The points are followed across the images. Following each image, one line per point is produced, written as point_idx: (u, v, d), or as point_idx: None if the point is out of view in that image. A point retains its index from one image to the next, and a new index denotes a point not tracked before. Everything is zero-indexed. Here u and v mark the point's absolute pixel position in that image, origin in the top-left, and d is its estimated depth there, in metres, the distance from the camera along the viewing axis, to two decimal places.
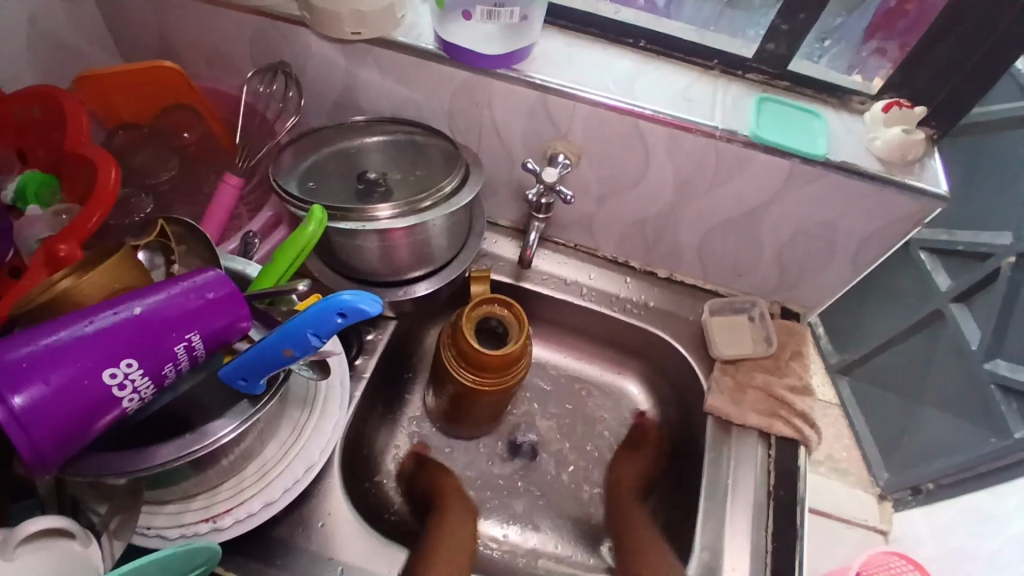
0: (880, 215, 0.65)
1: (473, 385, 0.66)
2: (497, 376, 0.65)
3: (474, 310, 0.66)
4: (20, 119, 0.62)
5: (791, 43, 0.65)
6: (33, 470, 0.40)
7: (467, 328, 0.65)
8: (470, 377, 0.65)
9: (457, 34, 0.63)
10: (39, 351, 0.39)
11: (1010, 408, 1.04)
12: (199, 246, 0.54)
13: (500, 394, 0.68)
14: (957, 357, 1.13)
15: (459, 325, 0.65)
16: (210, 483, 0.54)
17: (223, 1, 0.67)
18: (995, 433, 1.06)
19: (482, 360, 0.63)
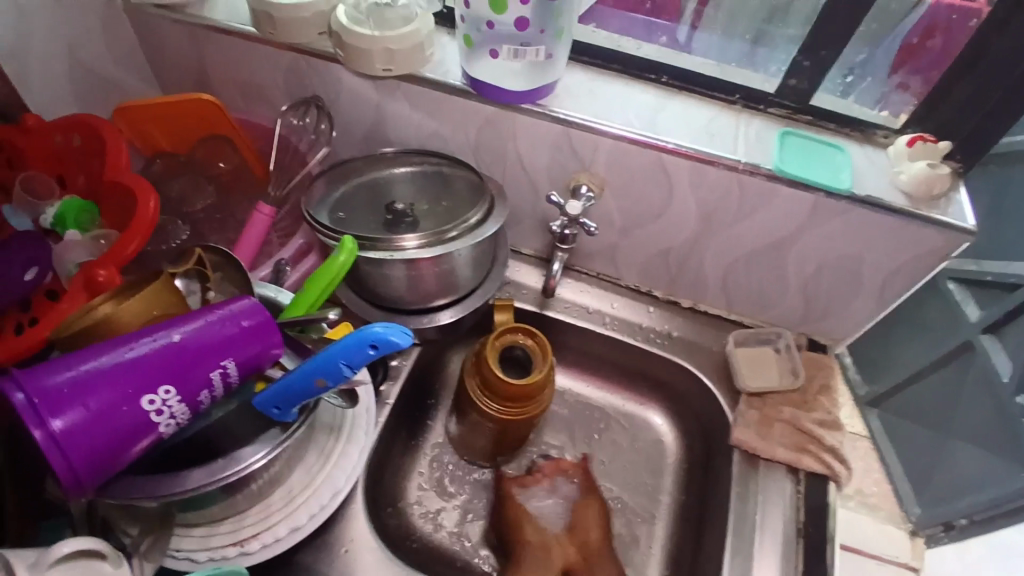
0: (906, 249, 0.65)
1: (495, 414, 0.66)
2: (519, 405, 0.66)
3: (497, 340, 0.67)
4: (60, 146, 0.65)
5: (813, 78, 0.66)
6: (71, 493, 0.41)
7: (489, 357, 0.65)
8: (494, 406, 0.66)
9: (484, 70, 0.65)
10: (82, 377, 0.40)
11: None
12: (234, 272, 0.55)
13: (524, 424, 0.68)
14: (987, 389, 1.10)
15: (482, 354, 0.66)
16: (238, 507, 0.55)
17: (259, 38, 0.70)
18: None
19: (503, 388, 0.64)
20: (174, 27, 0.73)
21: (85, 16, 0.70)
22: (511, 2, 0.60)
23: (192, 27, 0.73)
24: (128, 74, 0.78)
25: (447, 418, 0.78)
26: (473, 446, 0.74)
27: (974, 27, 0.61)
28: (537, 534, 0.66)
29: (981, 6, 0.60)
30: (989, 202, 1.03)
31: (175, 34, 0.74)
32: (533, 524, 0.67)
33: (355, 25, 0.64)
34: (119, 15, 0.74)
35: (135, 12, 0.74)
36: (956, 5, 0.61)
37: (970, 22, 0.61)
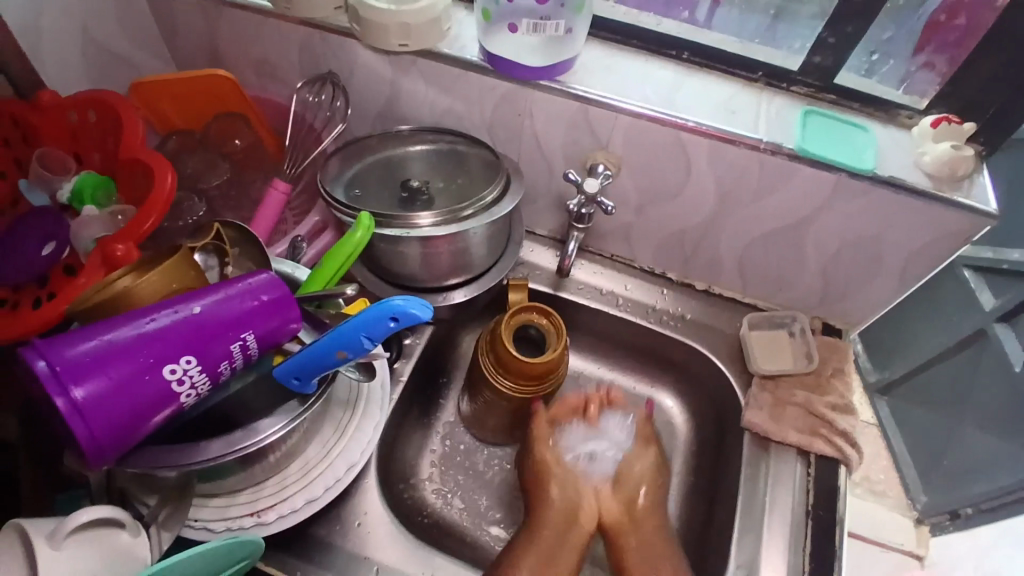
0: (927, 231, 0.64)
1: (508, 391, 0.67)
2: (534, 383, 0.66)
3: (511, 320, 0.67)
4: (75, 122, 0.65)
5: (838, 54, 0.65)
6: (92, 462, 0.41)
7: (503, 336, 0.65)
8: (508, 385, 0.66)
9: (501, 46, 0.64)
10: (104, 345, 0.41)
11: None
12: (252, 249, 0.55)
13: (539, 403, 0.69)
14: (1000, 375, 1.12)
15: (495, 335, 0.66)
16: (255, 478, 0.55)
17: (274, 13, 0.70)
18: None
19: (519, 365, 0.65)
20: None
21: None
22: None
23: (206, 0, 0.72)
24: (142, 49, 0.78)
25: (460, 398, 0.78)
26: (485, 425, 0.74)
27: (999, 6, 0.59)
28: (565, 495, 0.67)
29: None
30: (1011, 188, 1.02)
31: (187, 7, 0.74)
32: (558, 482, 0.68)
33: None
34: None
35: None
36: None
37: (996, 3, 0.59)
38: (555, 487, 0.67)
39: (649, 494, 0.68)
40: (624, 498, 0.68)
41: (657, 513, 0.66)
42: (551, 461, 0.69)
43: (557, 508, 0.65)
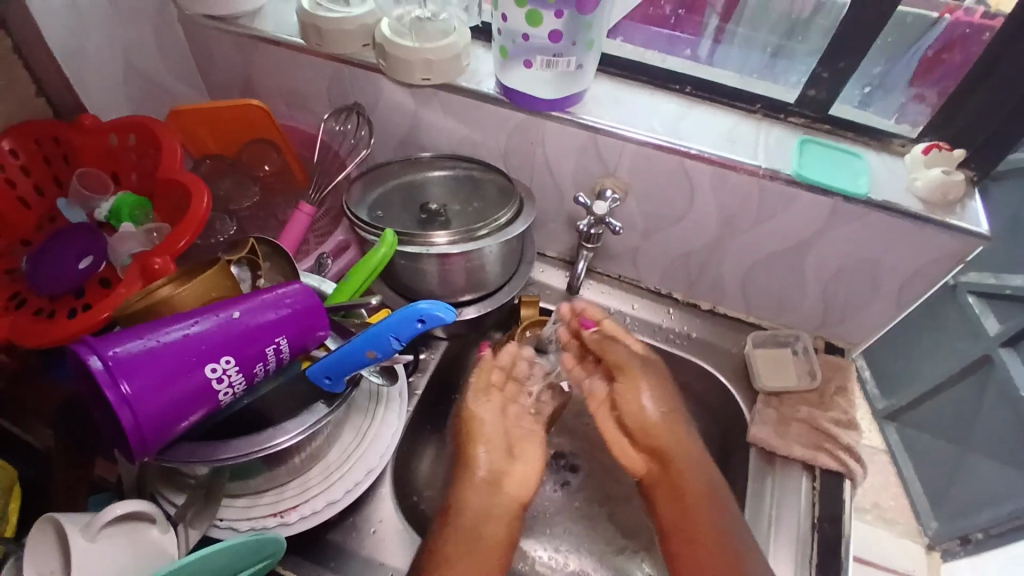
0: (922, 252, 0.67)
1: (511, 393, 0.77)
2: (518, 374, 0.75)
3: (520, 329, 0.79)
4: (114, 145, 0.69)
5: (831, 88, 0.69)
6: (136, 453, 0.44)
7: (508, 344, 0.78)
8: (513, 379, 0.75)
9: (517, 79, 0.69)
10: (152, 344, 0.44)
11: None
12: (283, 263, 0.60)
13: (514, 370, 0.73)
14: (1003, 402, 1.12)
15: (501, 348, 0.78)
16: (279, 480, 0.58)
17: (306, 49, 0.75)
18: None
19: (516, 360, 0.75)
20: (224, 37, 0.79)
21: (141, 24, 0.75)
22: (546, 15, 0.64)
23: (241, 37, 0.78)
24: (178, 80, 0.84)
25: None
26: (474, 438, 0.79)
27: (986, 40, 0.64)
28: (493, 457, 0.65)
29: (994, 19, 0.63)
30: (1009, 216, 1.05)
31: (223, 43, 0.79)
32: (485, 444, 0.65)
33: (397, 38, 0.69)
34: (172, 25, 0.80)
35: (188, 23, 0.80)
36: (973, 20, 0.64)
37: (984, 36, 0.64)
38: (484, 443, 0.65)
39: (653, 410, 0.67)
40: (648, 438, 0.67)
41: (675, 445, 0.66)
42: (481, 416, 0.67)
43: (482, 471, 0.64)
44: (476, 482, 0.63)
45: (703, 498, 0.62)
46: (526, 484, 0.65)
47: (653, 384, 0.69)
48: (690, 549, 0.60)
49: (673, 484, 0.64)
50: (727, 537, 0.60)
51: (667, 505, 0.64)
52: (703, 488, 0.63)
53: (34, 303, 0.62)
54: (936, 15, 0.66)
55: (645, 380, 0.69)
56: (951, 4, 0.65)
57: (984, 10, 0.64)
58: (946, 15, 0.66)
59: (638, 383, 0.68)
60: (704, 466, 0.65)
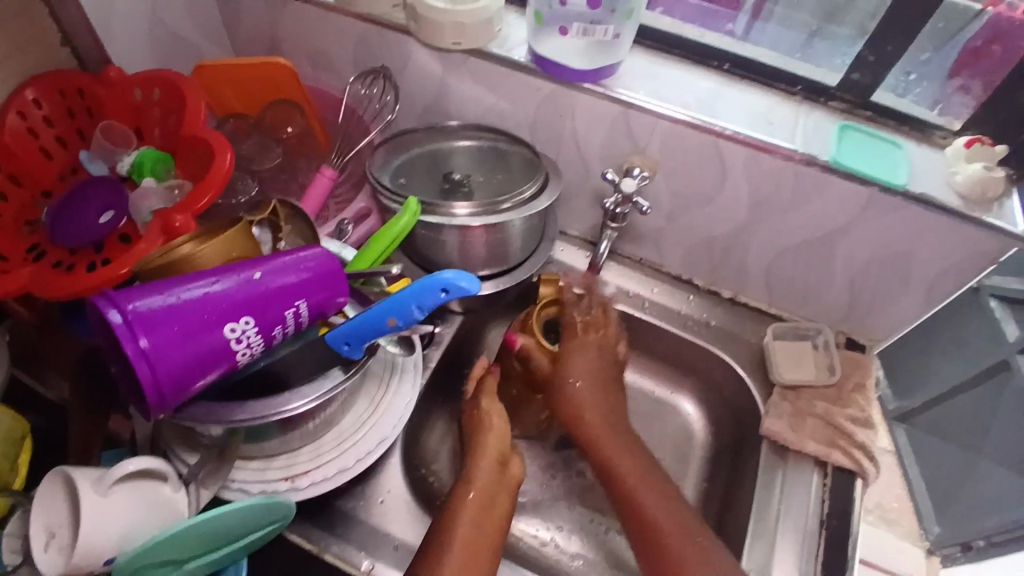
0: (955, 250, 0.65)
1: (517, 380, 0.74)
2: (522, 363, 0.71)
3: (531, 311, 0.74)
4: (139, 100, 0.69)
5: (877, 73, 0.66)
6: (152, 408, 0.44)
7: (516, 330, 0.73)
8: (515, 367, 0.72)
9: (549, 48, 0.67)
10: (172, 301, 0.44)
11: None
12: (303, 226, 0.58)
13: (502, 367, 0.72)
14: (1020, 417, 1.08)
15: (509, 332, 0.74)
16: (292, 445, 0.58)
17: (334, 8, 0.73)
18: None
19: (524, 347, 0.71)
20: None
21: None
22: None
23: None
24: (204, 36, 0.82)
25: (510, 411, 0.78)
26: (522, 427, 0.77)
27: None
28: (499, 444, 0.65)
29: None
30: None
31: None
32: (492, 433, 0.65)
33: None
34: None
35: None
36: (1016, 15, 0.62)
37: None
38: (494, 418, 0.67)
39: (592, 421, 0.67)
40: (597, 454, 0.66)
41: (624, 461, 0.64)
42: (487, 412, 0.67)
43: (492, 448, 0.64)
44: (485, 454, 0.63)
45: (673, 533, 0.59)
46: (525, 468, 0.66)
47: (595, 394, 0.69)
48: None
49: (634, 512, 0.61)
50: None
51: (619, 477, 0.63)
52: (674, 521, 0.59)
53: (52, 255, 0.61)
54: (979, 7, 0.63)
55: (590, 394, 0.68)
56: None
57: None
58: (989, 8, 0.63)
59: (585, 392, 0.68)
60: (671, 501, 0.61)
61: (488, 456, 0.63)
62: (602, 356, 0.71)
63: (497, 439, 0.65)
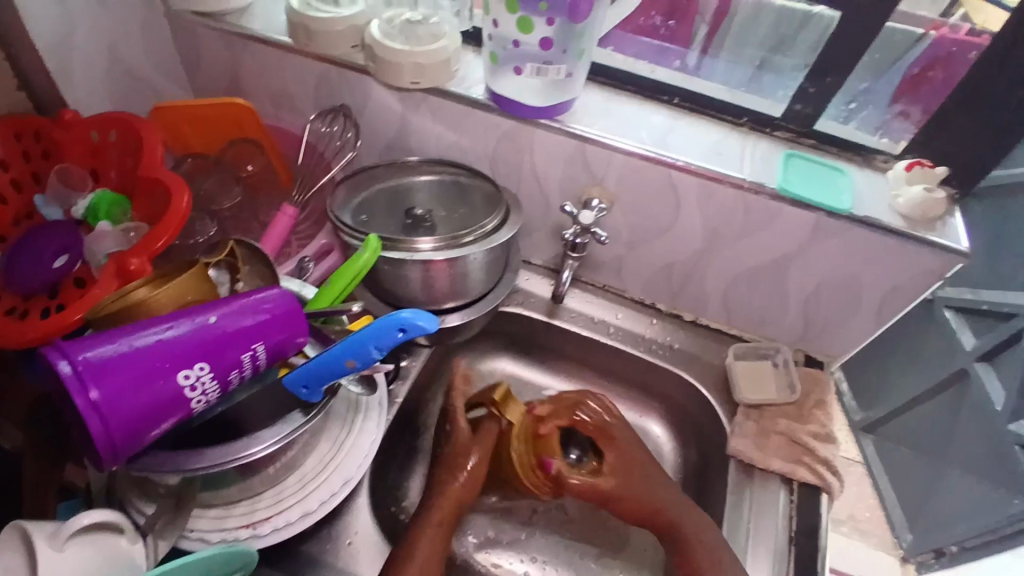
0: (900, 269, 0.68)
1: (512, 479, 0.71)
2: (538, 476, 0.69)
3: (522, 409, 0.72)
4: (96, 142, 0.68)
5: (818, 104, 0.70)
6: (104, 461, 0.43)
7: (518, 446, 0.70)
8: (544, 489, 0.69)
9: (507, 86, 0.68)
10: (124, 349, 0.43)
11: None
12: (262, 268, 0.58)
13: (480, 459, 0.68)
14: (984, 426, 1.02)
15: (488, 434, 0.70)
16: (253, 490, 0.57)
17: (295, 49, 0.74)
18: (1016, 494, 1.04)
19: (535, 459, 0.69)
20: (212, 33, 0.77)
21: (126, 15, 0.73)
22: (537, 22, 0.63)
23: (229, 34, 0.76)
24: (163, 77, 0.82)
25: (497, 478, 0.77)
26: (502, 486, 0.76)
27: (973, 58, 0.64)
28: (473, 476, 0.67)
29: (982, 40, 0.63)
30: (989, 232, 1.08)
31: (212, 40, 0.78)
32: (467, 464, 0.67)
33: (387, 40, 0.68)
34: (159, 18, 0.78)
35: (175, 15, 0.77)
36: (959, 38, 0.65)
37: (970, 54, 0.64)
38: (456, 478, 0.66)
39: (663, 505, 0.66)
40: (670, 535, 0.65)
41: (703, 541, 0.63)
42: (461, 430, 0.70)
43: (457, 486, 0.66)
44: (448, 498, 0.65)
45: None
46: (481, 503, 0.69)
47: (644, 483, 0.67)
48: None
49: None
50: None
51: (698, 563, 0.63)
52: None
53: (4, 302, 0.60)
54: (922, 31, 0.66)
55: (644, 494, 0.67)
56: (937, 21, 0.66)
57: (969, 27, 0.64)
58: (932, 32, 0.66)
59: (645, 498, 0.67)
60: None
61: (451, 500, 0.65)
62: (634, 451, 0.70)
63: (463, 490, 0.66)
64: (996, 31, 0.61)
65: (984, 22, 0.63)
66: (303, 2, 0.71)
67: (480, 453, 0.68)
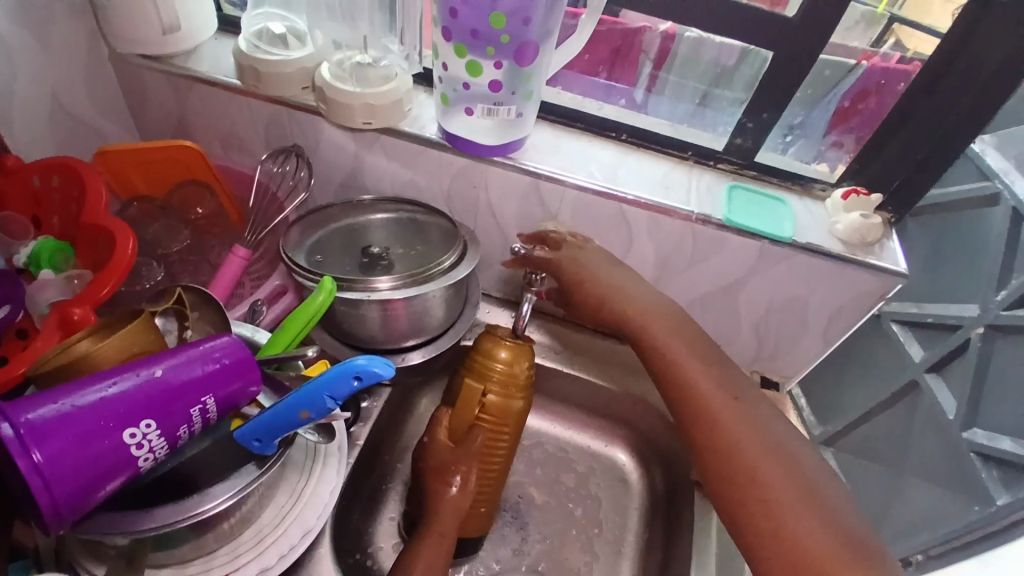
0: (845, 291, 0.71)
1: (507, 450, 0.67)
2: (505, 395, 0.65)
3: (465, 368, 0.68)
4: (39, 188, 0.65)
5: (756, 137, 0.73)
6: (49, 526, 0.41)
7: (491, 394, 0.65)
8: (499, 392, 0.65)
9: (459, 126, 0.69)
10: (66, 409, 0.41)
11: (991, 476, 0.77)
12: (211, 314, 0.58)
13: (470, 465, 0.65)
14: (936, 431, 0.86)
15: (476, 441, 0.65)
16: (207, 548, 0.55)
17: (243, 90, 0.74)
18: (976, 500, 0.78)
19: (493, 375, 0.66)
20: (158, 76, 0.76)
21: (71, 59, 0.71)
22: (485, 66, 0.64)
23: (176, 77, 0.76)
24: (108, 118, 0.80)
25: (481, 506, 0.67)
26: (484, 521, 0.69)
27: (902, 89, 0.67)
28: (467, 480, 0.65)
29: (908, 72, 0.66)
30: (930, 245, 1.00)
31: (158, 82, 0.77)
32: (456, 478, 0.65)
33: (338, 82, 0.69)
34: (103, 61, 0.76)
35: (121, 60, 0.77)
36: (890, 65, 0.67)
37: (898, 87, 0.68)
38: (450, 490, 0.65)
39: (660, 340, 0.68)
40: (668, 374, 0.66)
41: (701, 379, 0.63)
42: (440, 450, 0.66)
43: (454, 498, 0.65)
44: (448, 507, 0.64)
45: (734, 420, 0.60)
46: (481, 513, 0.68)
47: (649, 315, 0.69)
48: (721, 468, 0.58)
49: (709, 425, 0.61)
50: (762, 464, 0.56)
51: (704, 389, 0.63)
52: (756, 427, 0.59)
53: None
54: (855, 62, 0.69)
55: (664, 333, 0.68)
56: (868, 51, 0.68)
57: (899, 55, 0.67)
58: (863, 61, 0.69)
59: (662, 339, 0.68)
60: (748, 406, 0.61)
61: (454, 507, 0.65)
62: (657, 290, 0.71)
63: (456, 502, 0.65)
64: (925, 56, 0.64)
65: (914, 49, 0.66)
66: (250, 44, 0.71)
67: (468, 457, 0.65)
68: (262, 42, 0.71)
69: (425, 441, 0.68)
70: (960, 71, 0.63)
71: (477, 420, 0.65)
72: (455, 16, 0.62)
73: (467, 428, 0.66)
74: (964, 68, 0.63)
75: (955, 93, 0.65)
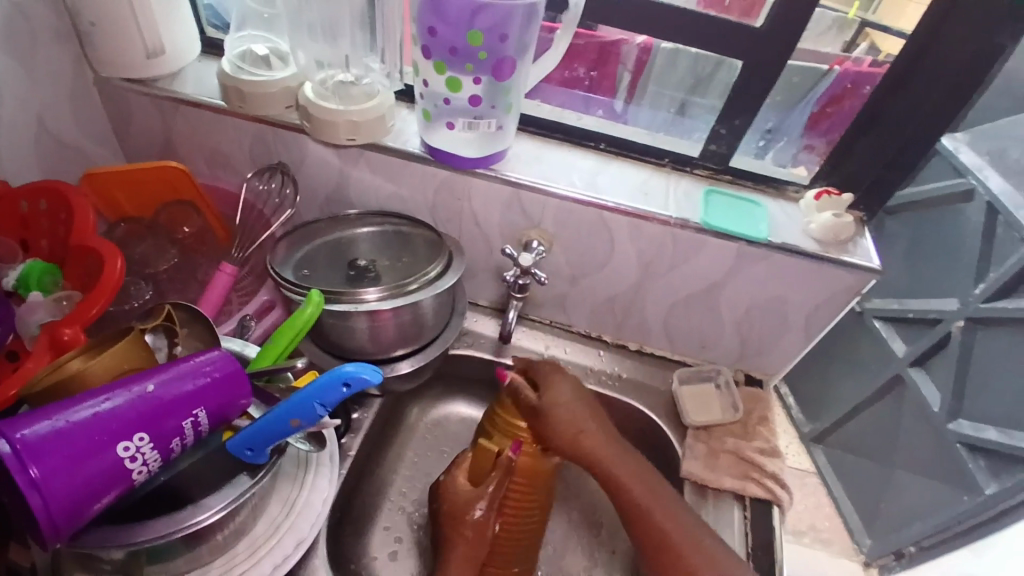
0: (822, 289, 0.74)
1: (531, 520, 0.66)
2: (529, 453, 0.67)
3: (489, 425, 0.69)
4: (26, 212, 0.66)
5: (730, 143, 0.75)
6: (45, 541, 0.42)
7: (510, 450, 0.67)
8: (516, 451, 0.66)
9: (440, 140, 0.71)
10: (61, 425, 0.42)
11: (978, 466, 0.84)
12: (200, 329, 0.59)
13: (490, 508, 0.65)
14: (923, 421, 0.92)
15: (499, 487, 0.65)
16: (201, 561, 0.55)
17: (228, 110, 0.75)
18: (966, 490, 0.85)
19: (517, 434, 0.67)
20: (144, 100, 0.78)
21: (58, 85, 0.73)
22: (465, 82, 0.66)
23: (162, 100, 0.77)
24: (95, 142, 0.81)
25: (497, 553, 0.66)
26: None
27: (868, 92, 0.70)
28: (485, 525, 0.64)
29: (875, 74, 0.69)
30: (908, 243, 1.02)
31: (145, 106, 0.79)
32: (472, 525, 0.64)
33: (322, 100, 0.70)
34: (90, 86, 0.78)
35: (106, 84, 0.78)
36: (862, 69, 0.70)
37: (864, 91, 0.71)
38: (464, 538, 0.64)
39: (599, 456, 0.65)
40: (613, 491, 0.64)
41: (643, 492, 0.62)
42: (454, 493, 0.66)
43: (466, 548, 0.63)
44: (461, 559, 0.63)
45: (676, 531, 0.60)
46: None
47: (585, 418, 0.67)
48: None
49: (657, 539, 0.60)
50: None
51: (641, 497, 0.62)
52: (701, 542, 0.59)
53: None
54: (827, 67, 0.72)
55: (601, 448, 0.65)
56: (841, 56, 0.71)
57: (871, 59, 0.69)
58: (836, 66, 0.71)
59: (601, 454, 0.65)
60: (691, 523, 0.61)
61: (467, 558, 0.63)
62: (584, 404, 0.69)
63: (472, 548, 0.63)
64: (895, 57, 0.67)
65: (886, 50, 0.68)
66: (234, 66, 0.73)
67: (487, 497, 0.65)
68: (246, 64, 0.73)
69: (440, 485, 0.68)
70: (922, 75, 0.66)
71: (496, 469, 0.66)
72: (434, 35, 0.64)
73: (488, 472, 0.66)
74: (926, 72, 0.66)
75: (921, 93, 0.67)
